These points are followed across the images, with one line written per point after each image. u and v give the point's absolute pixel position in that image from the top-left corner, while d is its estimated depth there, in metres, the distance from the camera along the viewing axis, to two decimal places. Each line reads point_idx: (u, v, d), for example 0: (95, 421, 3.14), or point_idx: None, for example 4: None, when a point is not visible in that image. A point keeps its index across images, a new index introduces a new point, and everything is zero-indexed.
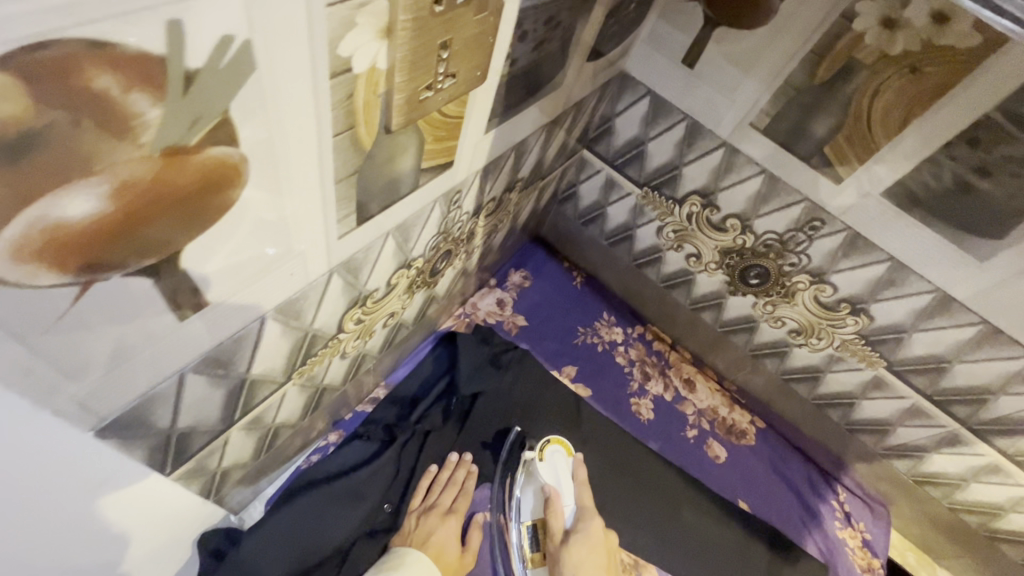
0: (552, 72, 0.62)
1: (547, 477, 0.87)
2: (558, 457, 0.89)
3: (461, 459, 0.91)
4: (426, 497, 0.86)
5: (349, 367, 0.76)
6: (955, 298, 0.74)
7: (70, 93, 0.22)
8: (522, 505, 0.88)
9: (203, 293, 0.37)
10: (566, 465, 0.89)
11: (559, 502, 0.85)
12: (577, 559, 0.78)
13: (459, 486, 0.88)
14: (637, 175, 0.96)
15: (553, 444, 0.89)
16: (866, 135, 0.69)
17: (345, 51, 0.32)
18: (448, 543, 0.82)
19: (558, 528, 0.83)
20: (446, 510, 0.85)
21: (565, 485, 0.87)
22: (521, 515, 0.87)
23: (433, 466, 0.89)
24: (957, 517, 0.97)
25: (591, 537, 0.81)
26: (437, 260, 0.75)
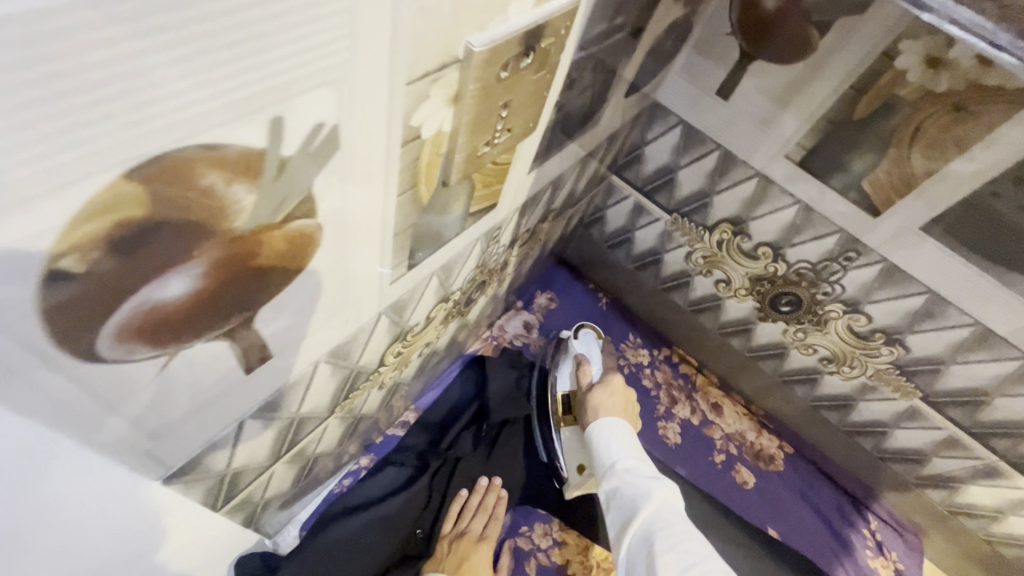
0: (592, 111, 0.62)
1: (581, 352, 0.90)
2: (591, 342, 0.94)
3: (491, 483, 0.89)
4: (458, 523, 0.85)
5: (384, 395, 0.77)
6: (996, 334, 0.73)
7: (180, 191, 0.23)
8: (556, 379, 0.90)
9: (269, 346, 0.38)
10: (598, 342, 0.95)
11: (590, 366, 0.87)
12: (599, 403, 0.79)
13: (490, 511, 0.87)
14: (666, 202, 0.96)
15: (587, 328, 0.97)
16: (907, 171, 0.68)
17: (416, 120, 0.33)
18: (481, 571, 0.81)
19: (586, 381, 0.85)
20: (478, 537, 0.84)
21: (596, 359, 0.91)
22: (556, 381, 0.90)
23: (463, 490, 0.88)
24: (993, 549, 0.95)
25: (616, 389, 0.82)
26: (472, 291, 0.76)
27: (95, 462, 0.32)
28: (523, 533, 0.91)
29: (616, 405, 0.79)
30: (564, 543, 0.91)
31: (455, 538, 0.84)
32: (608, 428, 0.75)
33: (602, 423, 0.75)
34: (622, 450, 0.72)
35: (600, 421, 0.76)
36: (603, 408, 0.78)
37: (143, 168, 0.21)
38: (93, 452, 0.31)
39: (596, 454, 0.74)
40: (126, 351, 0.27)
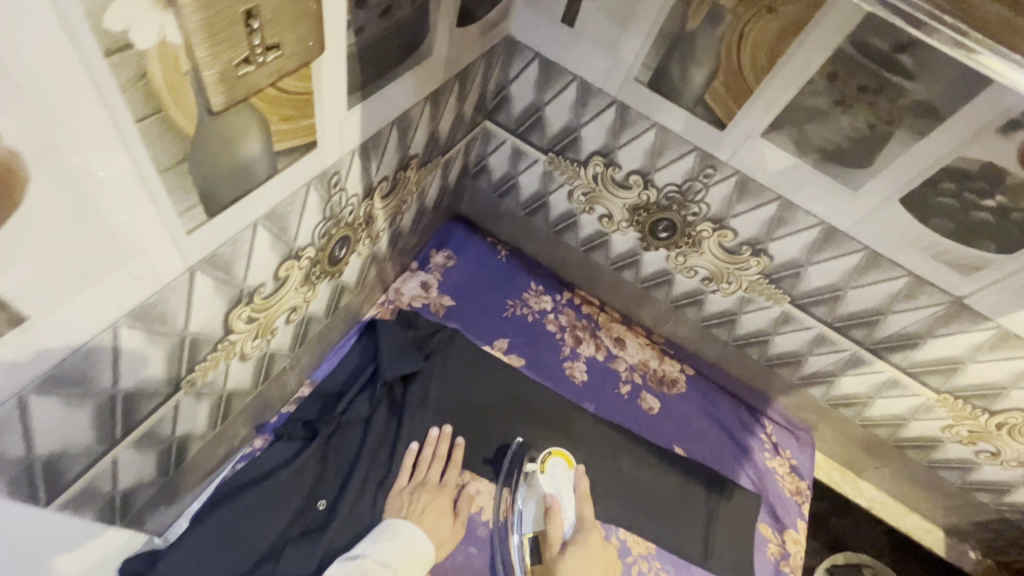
0: (416, 39, 0.60)
1: (549, 487, 0.88)
2: (558, 470, 0.89)
3: (442, 433, 0.91)
4: (414, 475, 0.87)
5: (256, 367, 0.74)
6: (838, 228, 0.78)
7: None
8: (522, 517, 0.87)
9: (16, 307, 0.35)
10: (566, 477, 0.89)
11: (560, 514, 0.85)
12: (574, 574, 0.78)
13: (444, 460, 0.89)
14: (540, 142, 0.96)
15: (555, 457, 0.90)
16: (739, 80, 0.71)
17: (115, 24, 0.30)
18: (441, 517, 0.83)
19: (557, 541, 0.83)
20: (436, 483, 0.86)
21: (568, 501, 0.87)
22: (521, 528, 0.87)
23: (415, 443, 0.90)
24: (869, 432, 1.04)
25: (589, 549, 0.81)
26: (335, 247, 0.73)
27: None
28: None
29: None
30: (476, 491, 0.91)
31: (414, 487, 0.85)
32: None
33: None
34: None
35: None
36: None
37: None
38: None
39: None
40: None
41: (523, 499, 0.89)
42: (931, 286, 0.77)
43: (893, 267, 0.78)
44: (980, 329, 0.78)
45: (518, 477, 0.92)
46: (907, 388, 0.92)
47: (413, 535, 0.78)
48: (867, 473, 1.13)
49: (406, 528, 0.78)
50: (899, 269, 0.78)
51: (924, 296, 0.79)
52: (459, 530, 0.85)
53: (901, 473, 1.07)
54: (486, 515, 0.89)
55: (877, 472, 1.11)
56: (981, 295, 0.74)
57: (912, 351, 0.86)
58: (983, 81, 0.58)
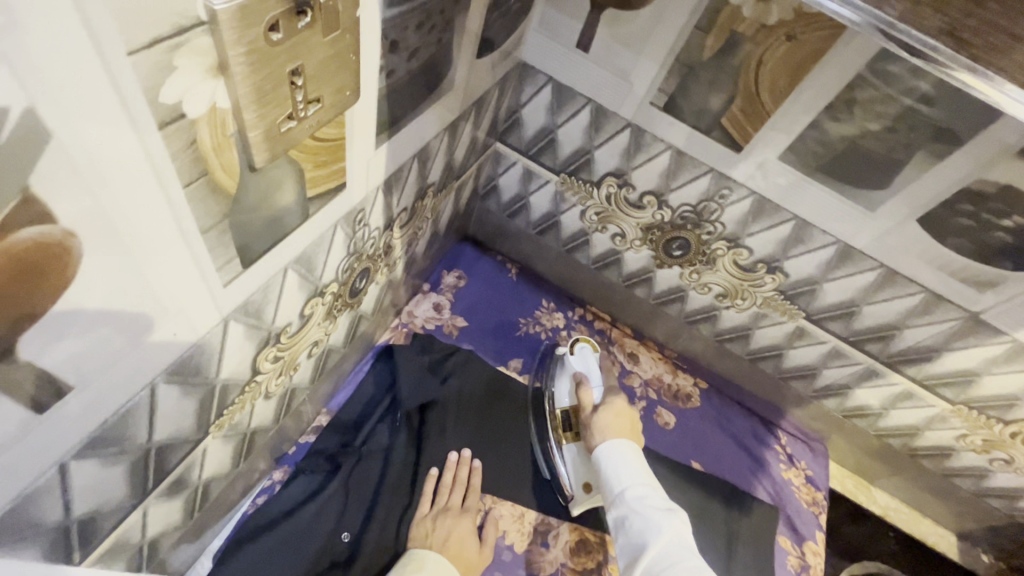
0: (439, 76, 0.60)
1: (579, 365, 0.95)
2: (587, 353, 0.97)
3: (461, 458, 0.90)
4: (436, 501, 0.85)
5: (278, 404, 0.73)
6: (855, 247, 0.79)
7: None
8: (558, 393, 0.96)
9: (62, 378, 0.34)
10: (593, 357, 0.97)
11: (589, 385, 0.92)
12: (603, 424, 0.85)
13: (464, 484, 0.87)
14: (552, 163, 0.96)
15: (583, 341, 0.98)
16: (757, 105, 0.71)
17: (170, 97, 0.30)
18: (466, 541, 0.80)
19: (589, 402, 0.90)
20: (459, 507, 0.84)
21: (596, 374, 0.95)
22: (557, 401, 0.96)
23: (434, 469, 0.88)
24: (883, 441, 1.05)
25: (617, 409, 0.87)
26: (356, 279, 0.72)
27: None
28: None
29: (619, 427, 0.84)
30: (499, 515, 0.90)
31: (436, 513, 0.83)
32: (614, 450, 0.80)
33: (611, 445, 0.80)
34: (627, 476, 0.76)
35: (606, 445, 0.81)
36: (607, 433, 0.83)
37: None
38: None
39: (604, 477, 0.78)
40: None
41: (557, 380, 0.97)
42: (947, 302, 0.78)
43: (909, 284, 0.79)
44: (996, 343, 0.79)
45: (552, 366, 1.01)
46: (922, 399, 0.93)
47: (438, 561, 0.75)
48: (881, 482, 1.14)
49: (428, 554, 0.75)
50: (915, 286, 0.78)
51: (939, 312, 0.80)
52: (485, 558, 0.82)
53: (915, 482, 1.08)
54: (510, 538, 0.89)
55: (890, 480, 1.12)
56: (998, 311, 0.75)
57: (927, 364, 0.87)
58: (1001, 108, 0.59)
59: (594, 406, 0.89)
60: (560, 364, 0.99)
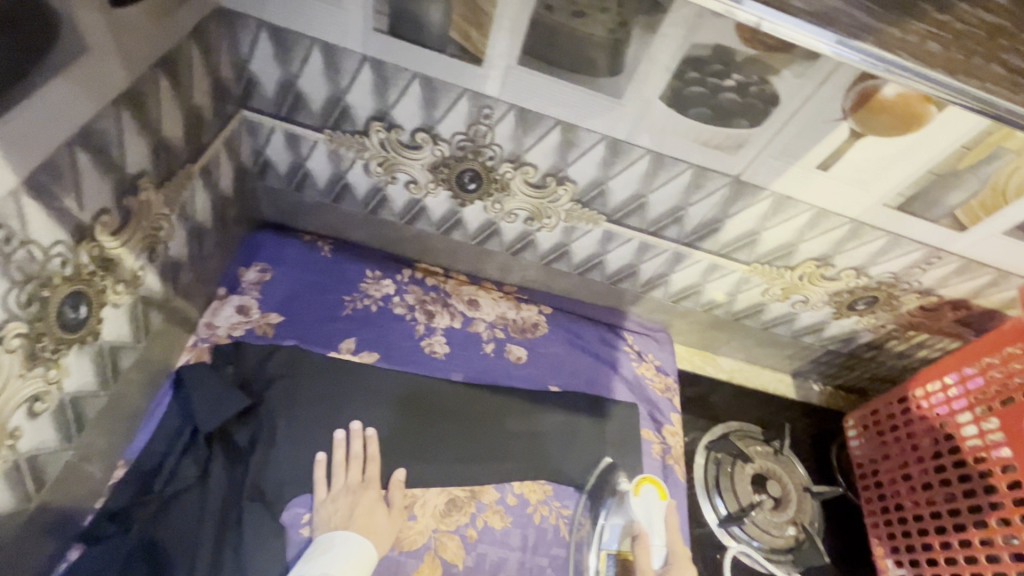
0: (39, 34, 0.47)
1: (639, 515, 0.89)
2: (651, 500, 0.90)
3: (350, 433, 0.90)
4: (332, 483, 0.85)
5: (12, 480, 0.60)
6: (621, 139, 0.79)
7: None
8: (609, 532, 0.92)
9: None
10: (660, 507, 0.90)
11: (649, 541, 0.87)
12: None
13: (361, 456, 0.88)
14: (310, 120, 0.85)
15: (649, 484, 0.91)
16: (476, 9, 0.66)
17: None
18: (373, 511, 0.83)
19: (646, 566, 0.85)
20: (358, 482, 0.85)
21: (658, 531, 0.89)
22: (608, 542, 0.91)
23: (321, 453, 0.87)
24: (710, 314, 1.13)
25: None
26: (65, 307, 0.59)
27: None
28: (308, 522, 0.82)
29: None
30: None
31: (335, 493, 0.84)
32: None
33: None
34: None
35: None
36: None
37: None
38: None
39: None
40: None
41: (611, 515, 0.93)
42: (712, 172, 0.81)
43: (676, 163, 0.81)
44: (762, 199, 0.84)
45: (609, 493, 0.96)
46: (725, 268, 0.99)
47: (347, 537, 0.78)
48: (722, 350, 1.24)
49: (338, 536, 0.77)
50: (681, 164, 0.81)
51: (709, 184, 0.83)
52: (396, 522, 0.85)
53: (746, 342, 1.19)
54: None
55: (728, 346, 1.22)
56: (753, 169, 0.80)
57: (719, 235, 0.92)
58: None
59: (651, 573, 0.85)
60: (620, 499, 0.94)
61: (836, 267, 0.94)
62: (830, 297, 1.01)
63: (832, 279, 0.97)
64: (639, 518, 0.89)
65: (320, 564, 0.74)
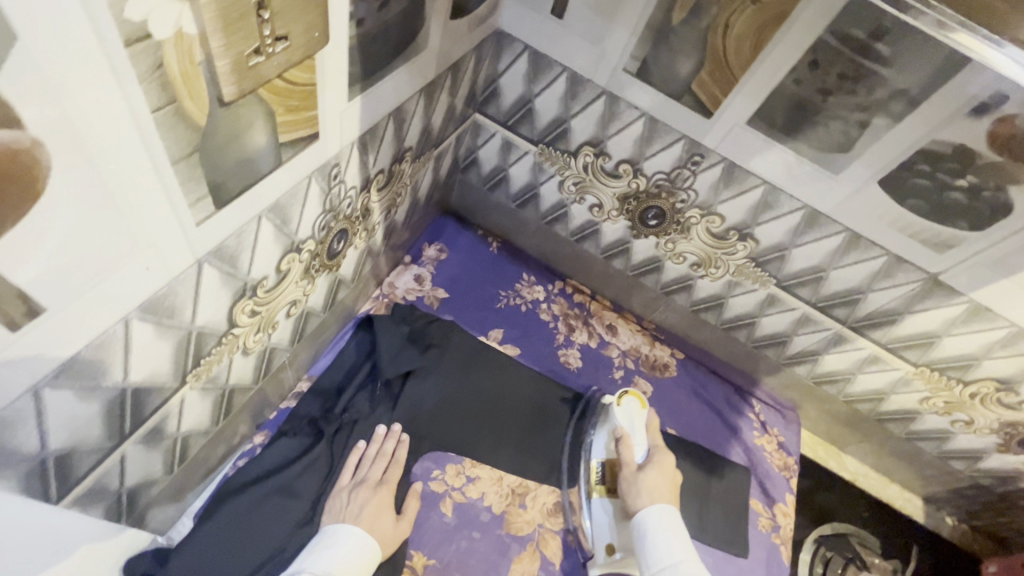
0: (408, 31, 0.60)
1: (623, 419, 0.94)
2: (632, 408, 0.95)
3: (390, 431, 0.90)
4: (357, 473, 0.85)
5: (257, 363, 0.74)
6: (822, 212, 0.82)
7: None
8: (595, 444, 0.96)
9: (35, 300, 0.35)
10: (640, 414, 0.95)
11: (632, 442, 0.91)
12: (645, 483, 0.84)
13: (389, 457, 0.87)
14: (530, 133, 0.97)
15: (632, 395, 0.96)
16: (725, 71, 0.73)
17: (135, 14, 0.30)
18: (382, 514, 0.81)
19: (630, 459, 0.89)
20: (377, 481, 0.84)
21: (638, 434, 0.93)
22: (594, 453, 0.95)
23: (361, 442, 0.88)
24: (852, 407, 1.09)
25: (661, 467, 0.86)
26: (333, 240, 0.73)
27: None
28: (436, 477, 0.91)
29: (663, 488, 0.84)
30: (477, 478, 0.93)
31: (353, 488, 0.83)
32: (660, 519, 0.79)
33: (653, 511, 0.80)
34: (679, 549, 0.76)
35: (651, 510, 0.81)
36: (650, 495, 0.83)
37: None
38: None
39: (645, 546, 0.78)
40: None
41: (597, 429, 0.98)
42: (908, 265, 0.81)
43: (873, 247, 0.82)
44: (954, 304, 0.82)
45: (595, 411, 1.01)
46: (886, 363, 0.97)
47: (352, 535, 0.76)
48: (850, 449, 1.18)
49: (343, 531, 0.76)
50: (878, 249, 0.81)
51: (901, 275, 0.83)
52: (400, 533, 0.82)
53: (882, 448, 1.12)
54: (488, 500, 0.91)
55: (859, 447, 1.16)
56: (955, 272, 0.79)
57: (892, 328, 0.90)
58: (954, 66, 0.62)
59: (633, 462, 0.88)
60: (604, 415, 0.99)
61: (1019, 396, 0.88)
62: (1001, 426, 0.94)
63: (1010, 407, 0.90)
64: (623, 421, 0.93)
65: (326, 559, 0.73)
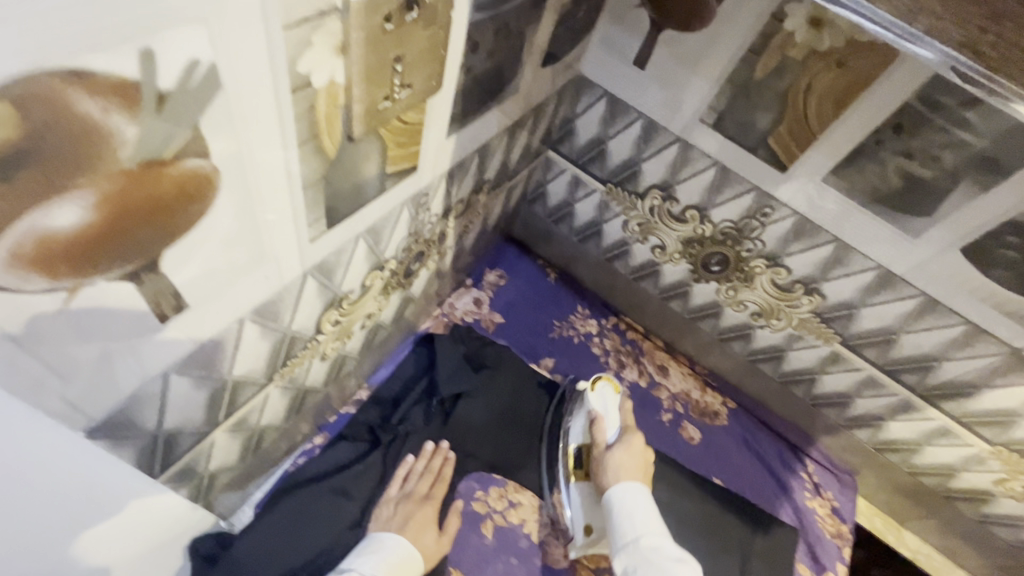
0: (505, 77, 0.65)
1: (596, 405, 0.90)
2: (607, 395, 0.91)
3: (438, 448, 0.92)
4: (404, 486, 0.88)
5: (330, 369, 0.79)
6: (896, 274, 0.80)
7: (65, 120, 0.28)
8: (571, 429, 0.93)
9: (185, 297, 0.41)
10: (615, 396, 0.92)
11: (604, 424, 0.88)
12: (617, 465, 0.82)
13: (436, 472, 0.90)
14: (600, 172, 1.01)
15: (605, 379, 0.93)
16: (804, 128, 0.74)
17: (304, 68, 0.37)
18: (425, 530, 0.83)
19: (601, 441, 0.86)
20: (423, 495, 0.86)
21: (612, 413, 0.91)
22: (571, 438, 0.93)
23: (410, 455, 0.91)
24: (916, 480, 1.03)
25: (634, 450, 0.84)
26: (411, 261, 0.78)
27: (29, 406, 0.37)
28: (479, 498, 0.93)
29: (631, 469, 0.82)
30: (519, 503, 0.94)
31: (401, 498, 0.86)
32: (627, 496, 0.78)
33: (620, 492, 0.79)
34: (644, 523, 0.76)
35: (618, 489, 0.79)
36: (620, 473, 0.81)
37: (46, 89, 0.26)
38: (19, 395, 0.36)
39: (613, 522, 0.78)
40: (22, 278, 0.31)
41: (573, 414, 0.95)
42: (988, 336, 0.78)
43: (950, 314, 0.79)
44: None
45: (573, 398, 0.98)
46: (959, 438, 0.91)
47: (397, 545, 0.79)
48: (912, 525, 1.11)
49: (390, 539, 0.79)
50: (956, 317, 0.79)
51: (981, 346, 0.79)
52: (443, 548, 0.84)
53: (949, 529, 1.05)
54: (528, 527, 0.92)
55: (923, 524, 1.08)
56: None
57: (968, 401, 0.86)
58: None
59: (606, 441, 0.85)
60: (579, 401, 0.95)
61: None
62: None
63: None
64: (596, 405, 0.90)
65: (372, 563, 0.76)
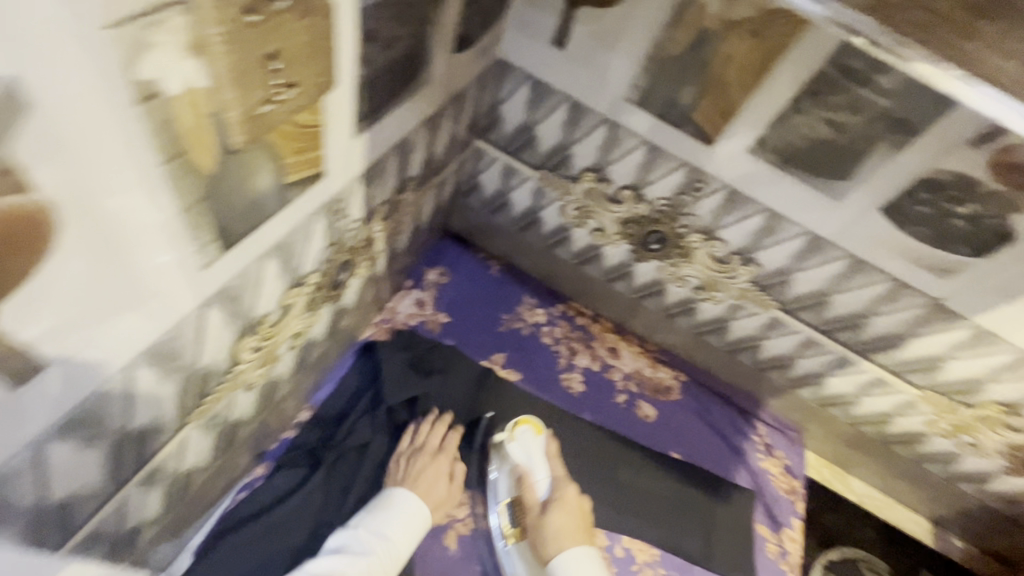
0: (413, 67, 0.60)
1: (520, 455, 0.89)
2: (528, 435, 0.90)
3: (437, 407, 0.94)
4: (411, 443, 0.89)
5: (260, 397, 0.73)
6: (824, 238, 0.82)
7: None
8: (497, 487, 0.90)
9: (40, 354, 0.35)
10: (536, 441, 0.91)
11: (533, 479, 0.87)
12: (555, 527, 0.81)
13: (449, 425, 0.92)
14: (532, 159, 0.97)
15: (525, 424, 0.91)
16: (727, 100, 0.74)
17: (146, 72, 0.31)
18: (435, 483, 0.85)
19: (535, 505, 0.85)
20: (433, 449, 0.88)
21: (539, 465, 0.89)
22: (499, 496, 0.90)
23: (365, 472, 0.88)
24: (857, 429, 1.08)
25: (567, 506, 0.83)
26: (336, 272, 0.73)
27: None
28: None
29: (571, 528, 0.81)
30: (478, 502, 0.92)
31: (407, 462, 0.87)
32: None
33: (567, 560, 0.78)
34: None
35: (566, 557, 0.78)
36: (562, 539, 0.80)
37: None
38: None
39: None
40: None
41: (497, 468, 0.92)
42: (911, 289, 0.81)
43: (875, 272, 0.82)
44: (958, 327, 0.82)
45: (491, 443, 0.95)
46: (892, 386, 0.96)
47: (411, 501, 0.81)
48: (856, 471, 1.17)
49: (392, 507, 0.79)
50: (881, 274, 0.82)
51: (905, 299, 0.83)
52: (450, 497, 0.87)
53: (889, 470, 1.11)
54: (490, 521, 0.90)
55: (866, 469, 1.15)
56: (959, 297, 0.79)
57: (897, 351, 0.90)
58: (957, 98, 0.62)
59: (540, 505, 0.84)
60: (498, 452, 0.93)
61: None
62: (1009, 449, 0.93)
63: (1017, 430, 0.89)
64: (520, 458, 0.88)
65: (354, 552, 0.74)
